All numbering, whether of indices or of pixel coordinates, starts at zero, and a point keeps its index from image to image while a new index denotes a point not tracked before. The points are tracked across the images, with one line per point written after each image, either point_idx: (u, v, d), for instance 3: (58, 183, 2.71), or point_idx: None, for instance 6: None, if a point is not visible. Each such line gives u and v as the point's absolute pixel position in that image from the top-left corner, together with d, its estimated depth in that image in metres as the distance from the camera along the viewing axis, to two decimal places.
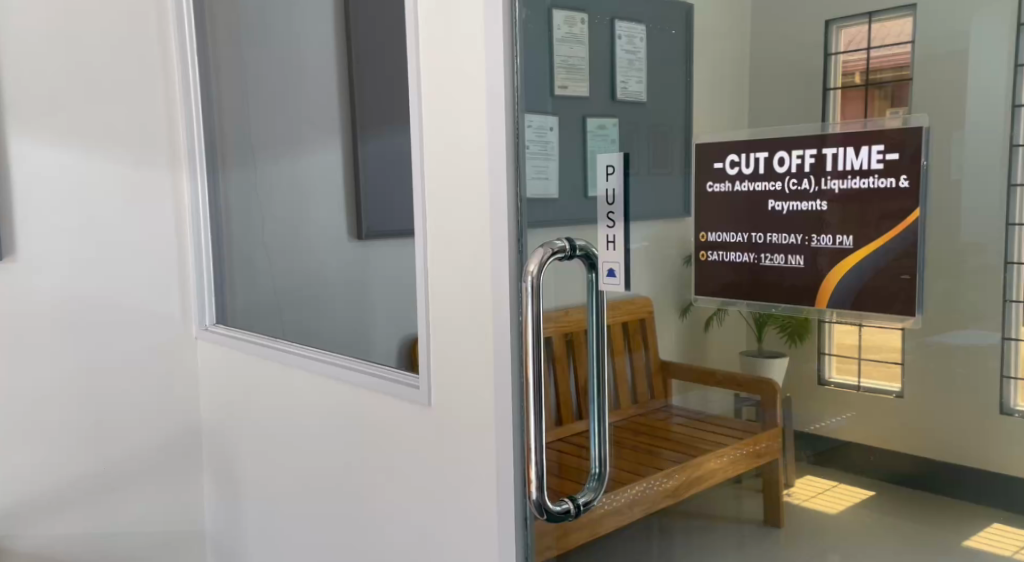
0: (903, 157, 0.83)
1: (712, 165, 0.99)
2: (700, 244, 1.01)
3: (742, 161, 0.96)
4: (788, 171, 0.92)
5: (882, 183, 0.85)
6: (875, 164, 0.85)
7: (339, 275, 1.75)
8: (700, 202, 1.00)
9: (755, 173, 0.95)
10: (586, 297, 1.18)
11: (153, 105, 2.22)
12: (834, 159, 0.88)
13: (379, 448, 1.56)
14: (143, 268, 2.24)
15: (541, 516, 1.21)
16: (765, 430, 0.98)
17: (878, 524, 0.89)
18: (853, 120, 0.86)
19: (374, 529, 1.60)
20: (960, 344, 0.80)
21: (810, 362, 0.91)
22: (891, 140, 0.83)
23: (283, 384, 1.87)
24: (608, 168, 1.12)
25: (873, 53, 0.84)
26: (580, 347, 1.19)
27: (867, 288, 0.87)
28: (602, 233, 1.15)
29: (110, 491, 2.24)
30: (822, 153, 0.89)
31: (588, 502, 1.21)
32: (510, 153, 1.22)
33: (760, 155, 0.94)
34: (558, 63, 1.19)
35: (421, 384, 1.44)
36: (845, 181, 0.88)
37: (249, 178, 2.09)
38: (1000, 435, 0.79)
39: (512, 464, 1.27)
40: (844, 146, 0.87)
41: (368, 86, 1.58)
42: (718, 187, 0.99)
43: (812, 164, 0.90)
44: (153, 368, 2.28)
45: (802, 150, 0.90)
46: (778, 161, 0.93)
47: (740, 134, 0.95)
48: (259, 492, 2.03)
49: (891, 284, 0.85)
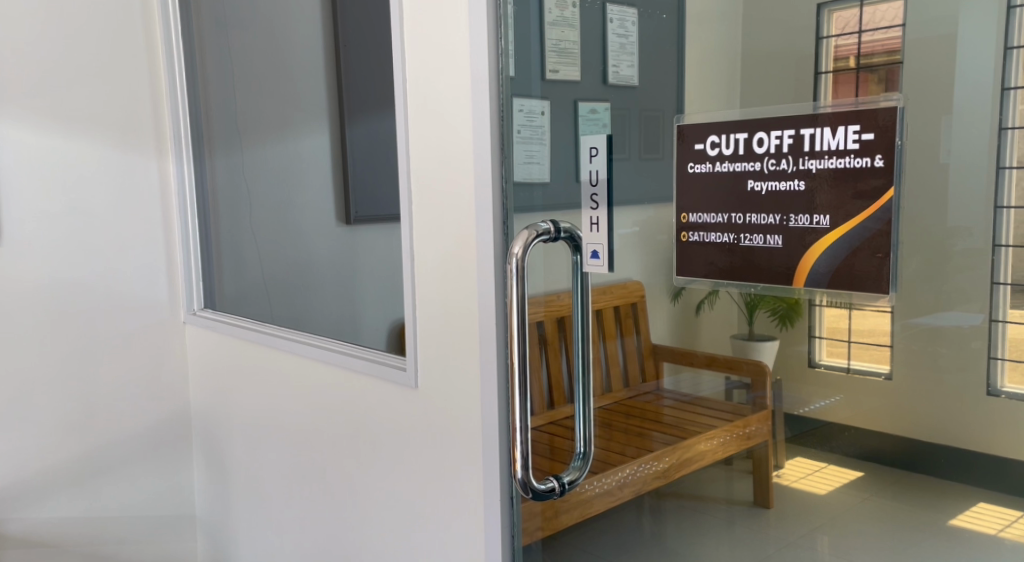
0: (879, 137, 0.85)
1: (692, 146, 1.00)
2: (681, 225, 1.03)
3: (722, 143, 0.98)
4: (767, 152, 0.95)
5: (858, 162, 0.88)
6: (851, 144, 0.88)
7: (328, 259, 1.75)
8: (683, 183, 1.02)
9: (735, 153, 0.97)
10: (572, 281, 1.19)
11: (138, 87, 2.19)
12: (811, 140, 0.91)
13: (368, 431, 1.56)
14: (129, 252, 2.22)
15: (527, 494, 1.20)
16: (754, 413, 0.99)
17: (862, 504, 0.90)
18: (845, 101, 0.86)
19: (364, 512, 1.60)
20: (948, 324, 0.80)
21: (799, 345, 0.92)
22: (868, 121, 0.85)
23: (272, 367, 1.86)
24: (592, 151, 1.12)
25: (865, 36, 0.84)
26: (569, 330, 1.19)
27: (843, 267, 0.90)
28: (586, 215, 1.15)
29: (98, 474, 2.22)
30: (799, 133, 0.91)
31: (573, 481, 1.21)
32: (496, 138, 1.23)
33: (739, 135, 0.96)
34: (549, 47, 1.17)
35: (408, 366, 1.43)
36: (822, 161, 0.91)
37: (236, 162, 2.07)
38: (986, 416, 0.79)
39: (498, 446, 1.27)
40: (819, 127, 0.89)
41: (354, 71, 1.57)
42: (699, 167, 1.01)
43: (790, 145, 0.92)
44: (140, 352, 2.27)
45: (781, 130, 0.92)
46: (758, 142, 0.95)
47: (731, 115, 0.96)
48: (248, 475, 2.03)
49: (867, 263, 0.87)
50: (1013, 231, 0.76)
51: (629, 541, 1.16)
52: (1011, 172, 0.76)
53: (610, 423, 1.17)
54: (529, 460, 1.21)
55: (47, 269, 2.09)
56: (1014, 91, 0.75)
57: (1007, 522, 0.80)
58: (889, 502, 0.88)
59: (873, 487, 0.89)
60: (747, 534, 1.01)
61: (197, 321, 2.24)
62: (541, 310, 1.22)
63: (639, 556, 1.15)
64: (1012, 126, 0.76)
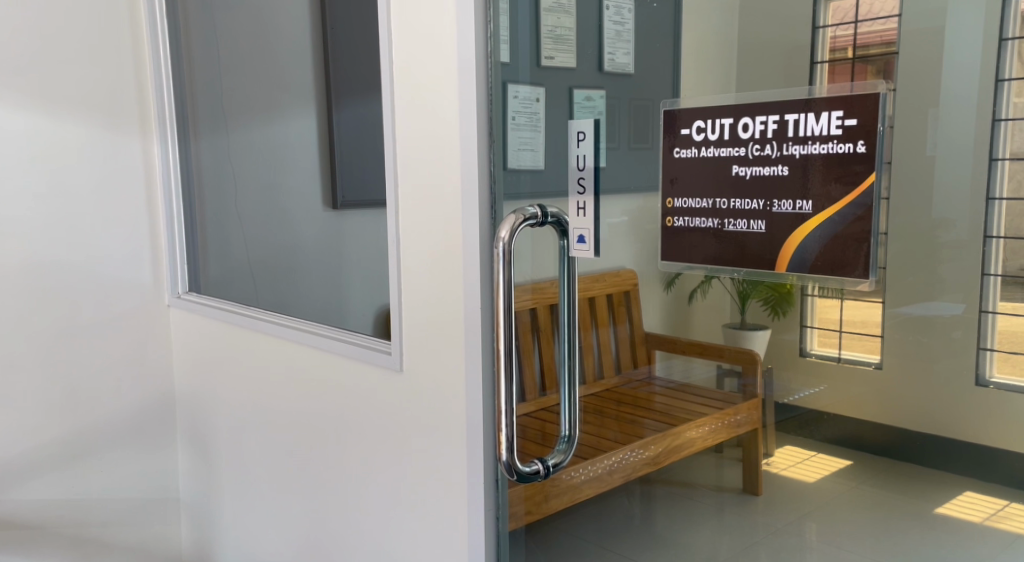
0: (863, 123, 0.85)
1: (680, 131, 1.00)
2: (666, 210, 1.03)
3: (708, 128, 0.97)
4: (752, 137, 0.94)
5: (841, 148, 0.87)
6: (834, 130, 0.87)
7: (316, 244, 1.74)
8: (669, 168, 1.02)
9: (720, 138, 0.96)
10: (559, 269, 1.18)
11: (119, 65, 2.15)
12: (795, 125, 0.90)
13: (352, 416, 1.55)
14: (110, 234, 2.18)
15: (512, 477, 1.19)
16: (744, 400, 1.00)
17: (851, 491, 0.92)
18: (841, 85, 0.86)
19: (348, 499, 1.59)
20: (932, 313, 0.82)
21: (792, 334, 0.93)
22: (852, 106, 0.85)
23: (256, 353, 1.84)
24: (579, 135, 1.11)
25: (861, 27, 0.84)
26: (559, 318, 1.18)
27: (826, 252, 0.89)
28: (573, 200, 1.15)
29: (81, 457, 2.20)
30: (783, 118, 0.90)
31: (558, 464, 1.20)
32: (483, 124, 1.21)
33: (726, 120, 0.96)
34: (545, 33, 1.15)
35: (393, 350, 1.42)
36: (806, 147, 0.89)
37: (220, 144, 2.05)
38: (975, 406, 0.81)
39: (483, 431, 1.27)
40: (805, 112, 0.89)
41: (341, 55, 1.56)
42: (685, 152, 1.00)
43: (774, 131, 0.91)
44: (123, 335, 2.24)
45: (766, 115, 0.92)
46: (742, 127, 0.94)
47: (727, 99, 0.95)
48: (233, 459, 2.02)
49: (853, 250, 0.87)
50: (1005, 222, 0.78)
51: (616, 529, 1.16)
52: (1003, 163, 0.77)
53: (602, 411, 1.16)
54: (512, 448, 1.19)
55: (30, 250, 2.05)
56: (1007, 83, 0.76)
57: (993, 510, 0.82)
58: (877, 491, 0.90)
59: (861, 475, 0.91)
60: (735, 523, 1.02)
61: (180, 305, 2.22)
62: (529, 299, 1.20)
63: (626, 543, 1.15)
64: (1005, 117, 0.76)
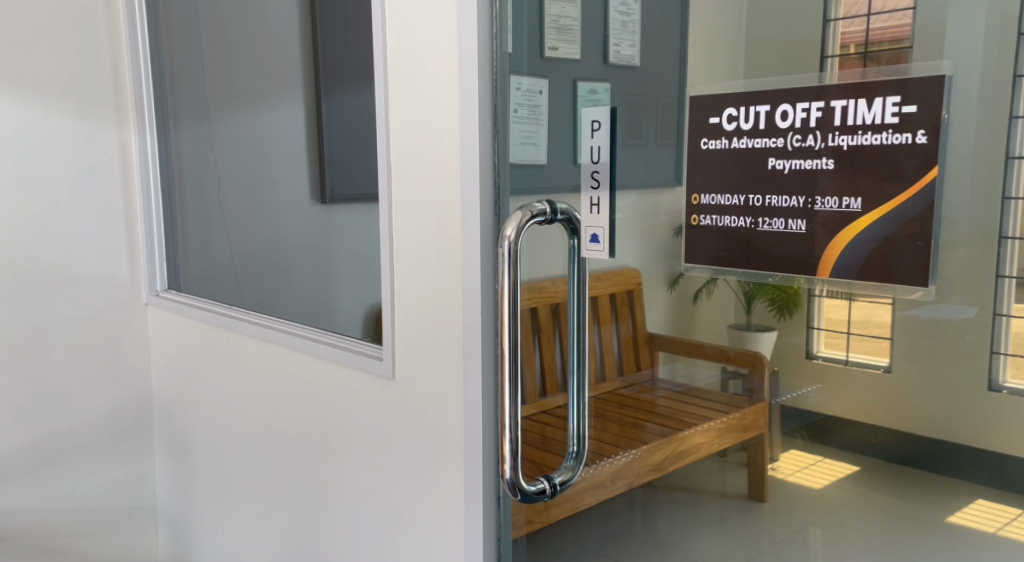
0: (921, 110, 0.79)
1: (707, 120, 0.95)
2: (691, 208, 0.97)
3: (740, 116, 0.92)
4: (791, 126, 0.88)
5: (897, 138, 0.81)
6: (889, 118, 0.81)
7: (304, 237, 1.70)
8: (694, 160, 0.96)
9: (754, 128, 0.91)
10: (568, 265, 1.12)
11: (94, 52, 2.08)
12: (842, 113, 0.84)
13: (339, 421, 1.51)
14: (84, 230, 2.11)
15: (516, 497, 1.12)
16: (752, 404, 0.97)
17: (859, 498, 0.89)
18: (852, 70, 0.83)
19: (334, 506, 1.55)
20: (942, 317, 0.79)
21: (798, 336, 0.90)
22: (907, 91, 0.80)
23: (238, 354, 1.79)
24: (593, 125, 1.07)
25: (873, 21, 0.81)
26: (565, 318, 1.13)
27: (875, 254, 0.83)
28: (585, 197, 1.09)
29: (52, 463, 2.14)
30: (829, 106, 0.85)
31: (566, 481, 1.15)
32: (489, 113, 1.14)
33: (762, 108, 0.90)
34: (549, 23, 1.10)
35: (386, 356, 1.37)
36: (855, 137, 0.83)
37: (203, 133, 2.00)
38: (985, 410, 0.79)
39: (484, 442, 1.21)
40: (855, 98, 0.83)
41: (330, 41, 1.52)
42: (713, 143, 0.95)
43: (818, 119, 0.85)
44: (98, 334, 2.17)
45: (808, 102, 0.86)
46: (781, 115, 0.88)
47: (735, 85, 0.92)
48: (213, 464, 1.97)
49: (904, 252, 0.81)
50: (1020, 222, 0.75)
51: (615, 538, 1.13)
52: (1019, 161, 0.75)
53: (603, 414, 1.13)
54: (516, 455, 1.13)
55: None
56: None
57: (1007, 520, 0.80)
58: (887, 497, 0.87)
59: (870, 482, 0.88)
60: (740, 531, 1.00)
61: (158, 303, 2.15)
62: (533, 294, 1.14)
63: (625, 552, 1.12)
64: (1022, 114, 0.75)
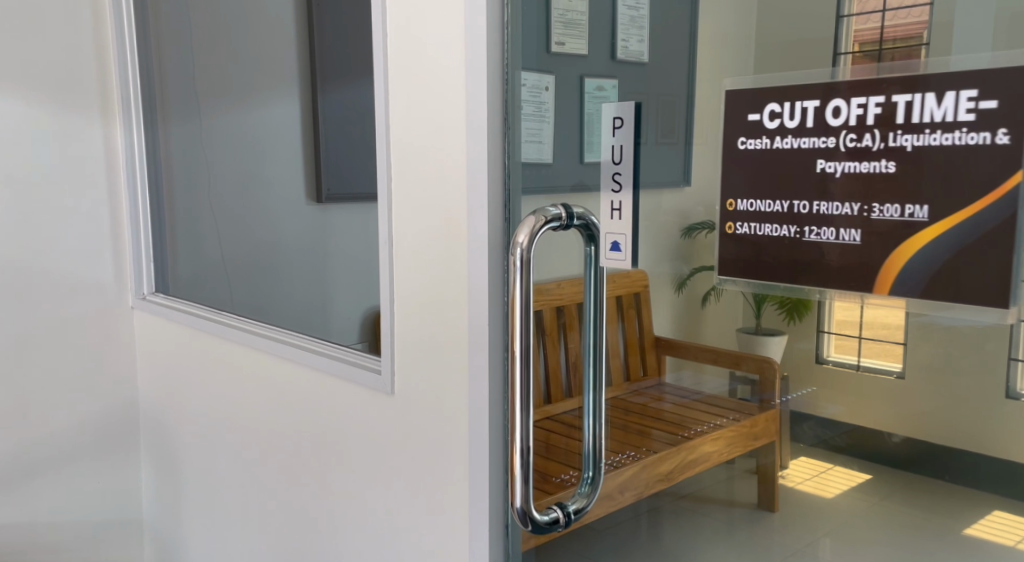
0: (1004, 106, 0.73)
1: (747, 117, 0.89)
2: (726, 214, 0.91)
3: (784, 112, 0.86)
4: (845, 124, 0.81)
5: (972, 137, 0.75)
6: (962, 115, 0.75)
7: (299, 237, 1.76)
8: (731, 160, 0.90)
9: (801, 126, 0.85)
10: (584, 270, 1.08)
11: (80, 47, 2.03)
12: (907, 109, 0.77)
13: (329, 432, 1.47)
14: (66, 232, 2.07)
15: (527, 527, 1.09)
16: (762, 412, 0.94)
17: (871, 508, 0.87)
18: (864, 65, 0.80)
19: (325, 519, 1.51)
20: (957, 323, 0.77)
21: (808, 341, 0.88)
22: (982, 84, 0.73)
23: (227, 362, 1.75)
24: (615, 122, 1.02)
25: (888, 17, 0.78)
26: (580, 318, 1.09)
27: (944, 269, 0.77)
28: (607, 200, 1.04)
29: (30, 474, 2.08)
30: (890, 101, 0.78)
31: (580, 509, 1.10)
32: (500, 107, 1.10)
33: (811, 103, 0.83)
34: (556, 17, 1.07)
35: (386, 370, 1.32)
36: (921, 136, 0.77)
37: (195, 128, 1.96)
38: (1000, 418, 0.75)
39: (490, 463, 1.15)
40: (921, 92, 0.76)
41: (329, 35, 1.60)
42: (752, 143, 0.89)
43: (878, 116, 0.79)
44: (82, 340, 2.13)
45: (867, 97, 0.80)
46: (833, 111, 0.82)
47: (744, 82, 0.89)
48: (201, 473, 1.92)
49: (972, 266, 0.76)
50: None
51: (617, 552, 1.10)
52: None
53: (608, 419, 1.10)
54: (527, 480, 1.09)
55: None
56: None
57: None
58: (899, 507, 0.85)
59: (883, 491, 0.86)
60: (747, 543, 0.97)
61: (144, 307, 2.11)
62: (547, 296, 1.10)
63: None
64: None
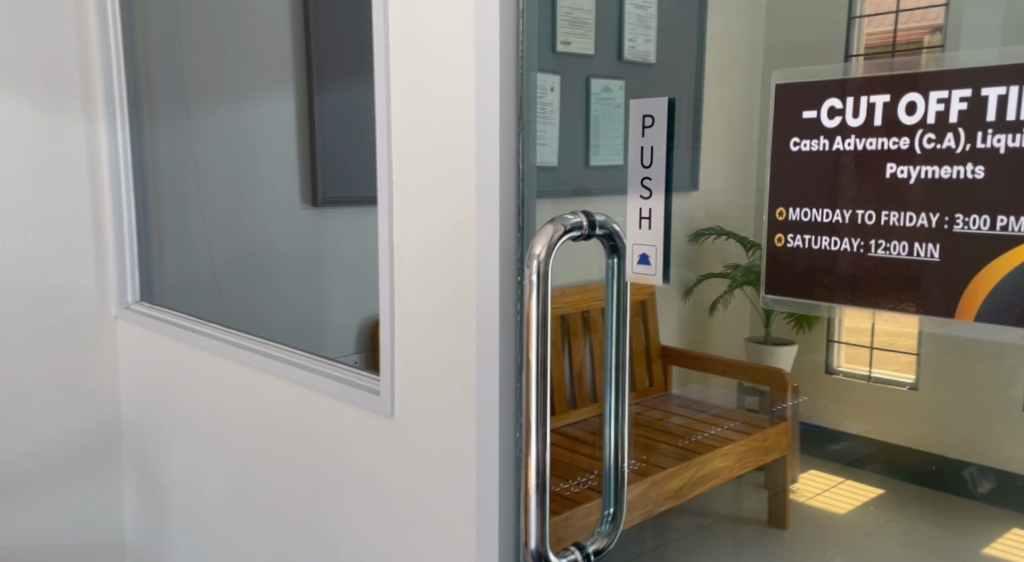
0: None
1: (801, 115, 0.83)
2: (776, 225, 0.86)
3: (848, 109, 0.80)
4: (921, 122, 0.76)
5: None
6: None
7: (290, 241, 1.66)
8: (785, 163, 0.85)
9: (868, 125, 0.79)
10: (606, 282, 1.04)
11: (63, 48, 2.00)
12: (996, 106, 0.72)
13: (321, 446, 1.43)
14: (45, 238, 2.02)
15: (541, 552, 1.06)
16: (772, 424, 0.90)
17: (885, 525, 0.82)
18: (877, 64, 0.77)
19: (315, 537, 1.46)
20: (979, 336, 0.73)
21: (816, 352, 0.84)
22: None
23: (216, 374, 1.71)
24: (646, 119, 0.96)
25: (902, 16, 0.75)
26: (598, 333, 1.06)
27: None
28: (636, 207, 0.99)
29: (8, 492, 2.02)
30: (978, 96, 0.73)
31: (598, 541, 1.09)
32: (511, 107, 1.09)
33: (881, 98, 0.78)
34: (562, 14, 1.04)
35: (383, 391, 1.29)
36: (1015, 136, 0.72)
37: (182, 127, 1.93)
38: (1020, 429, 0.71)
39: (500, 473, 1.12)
40: (1011, 88, 0.71)
41: (324, 33, 1.48)
42: (808, 144, 0.83)
43: (963, 113, 0.74)
44: (64, 351, 2.08)
45: (948, 92, 0.74)
46: (907, 108, 0.77)
47: (754, 88, 0.86)
48: (187, 489, 1.88)
49: None
50: None
51: None
52: None
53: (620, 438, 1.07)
54: (542, 503, 1.07)
55: None
56: None
57: None
58: (912, 523, 0.80)
59: (895, 507, 0.81)
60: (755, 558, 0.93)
61: (129, 317, 2.06)
62: (563, 306, 1.07)
63: None
64: None
